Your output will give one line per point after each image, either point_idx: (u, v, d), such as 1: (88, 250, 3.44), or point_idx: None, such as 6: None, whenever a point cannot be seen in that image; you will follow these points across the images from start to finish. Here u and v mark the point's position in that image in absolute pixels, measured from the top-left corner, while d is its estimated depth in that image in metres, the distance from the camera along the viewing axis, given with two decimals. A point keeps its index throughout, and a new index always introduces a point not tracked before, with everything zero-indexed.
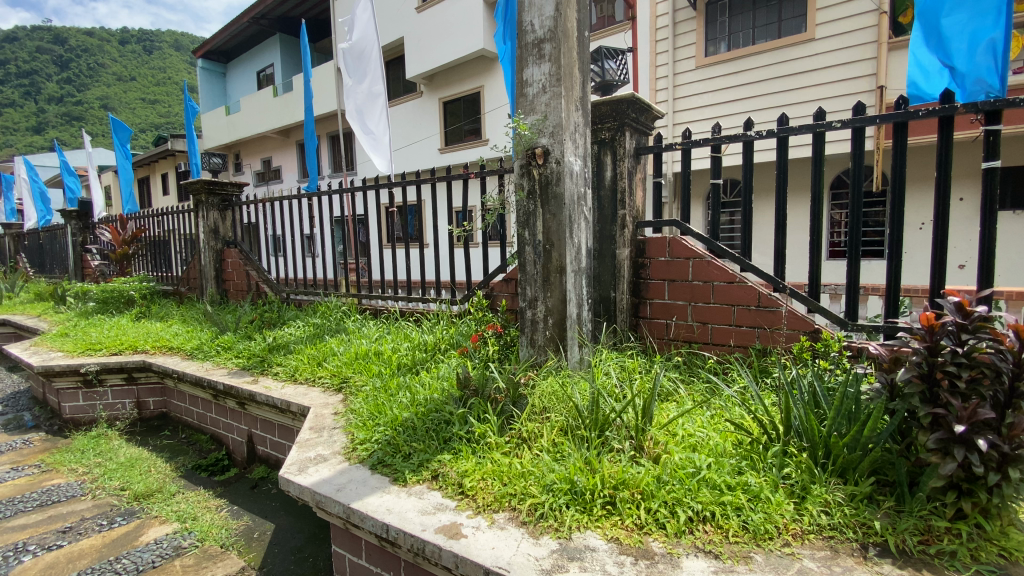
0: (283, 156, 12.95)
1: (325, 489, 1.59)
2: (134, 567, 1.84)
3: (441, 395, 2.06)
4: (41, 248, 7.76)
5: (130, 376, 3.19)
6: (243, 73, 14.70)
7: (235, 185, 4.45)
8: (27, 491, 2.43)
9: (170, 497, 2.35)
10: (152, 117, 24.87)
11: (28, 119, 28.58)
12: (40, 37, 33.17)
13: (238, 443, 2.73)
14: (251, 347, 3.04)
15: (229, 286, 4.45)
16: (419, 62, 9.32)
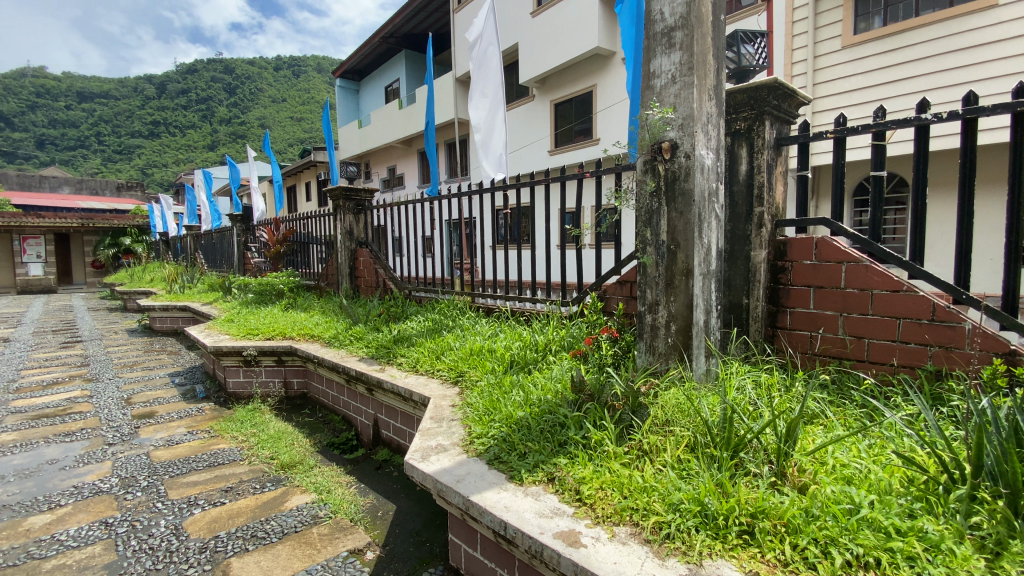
0: (405, 163, 13.97)
1: (445, 479, 1.61)
2: (280, 530, 2.05)
3: (556, 396, 2.03)
4: (214, 246, 9.16)
5: (279, 358, 3.63)
6: (373, 89, 16.13)
7: (366, 191, 4.85)
8: (199, 452, 2.83)
9: (309, 470, 2.60)
10: (298, 132, 28.39)
11: (206, 139, 34.22)
12: (214, 68, 39.41)
13: (366, 425, 2.98)
14: (378, 338, 3.29)
15: (360, 282, 4.87)
16: (533, 66, 9.47)
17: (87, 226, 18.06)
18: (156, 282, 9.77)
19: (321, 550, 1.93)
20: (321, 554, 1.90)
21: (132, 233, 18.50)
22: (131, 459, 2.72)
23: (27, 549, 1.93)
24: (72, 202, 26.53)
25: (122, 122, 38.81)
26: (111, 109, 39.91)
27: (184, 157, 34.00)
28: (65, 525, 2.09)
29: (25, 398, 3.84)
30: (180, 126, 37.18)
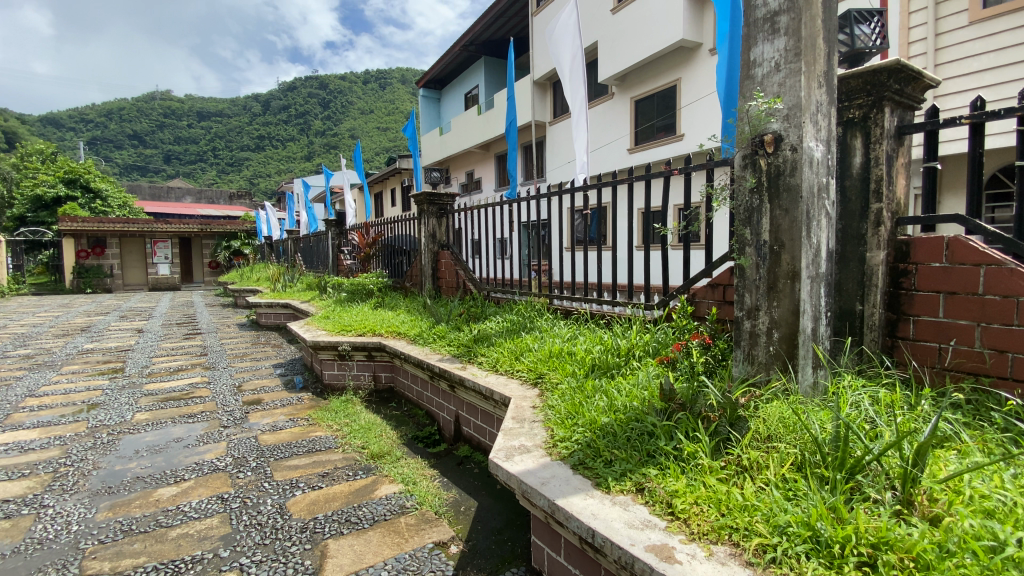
0: (483, 167, 14.29)
1: (530, 480, 1.60)
2: (371, 517, 2.16)
3: (643, 404, 1.95)
4: (311, 249, 9.93)
5: (369, 354, 3.84)
6: (453, 96, 16.68)
7: (449, 195, 5.01)
8: (299, 438, 3.05)
9: (396, 461, 2.72)
10: (384, 141, 30.06)
11: (304, 150, 37.24)
12: (310, 85, 42.76)
13: (448, 421, 3.07)
14: (460, 337, 3.38)
15: (442, 283, 5.04)
16: (612, 64, 9.31)
17: (206, 231, 20.32)
18: (262, 281, 10.76)
19: (408, 540, 2.00)
20: (409, 543, 1.97)
21: (242, 237, 20.54)
22: (243, 442, 2.99)
23: (158, 517, 2.17)
24: (194, 210, 30.02)
25: (234, 138, 43.28)
26: (225, 126, 44.65)
27: (286, 168, 37.28)
28: (189, 498, 2.34)
29: (157, 383, 4.37)
30: (282, 139, 40.81)
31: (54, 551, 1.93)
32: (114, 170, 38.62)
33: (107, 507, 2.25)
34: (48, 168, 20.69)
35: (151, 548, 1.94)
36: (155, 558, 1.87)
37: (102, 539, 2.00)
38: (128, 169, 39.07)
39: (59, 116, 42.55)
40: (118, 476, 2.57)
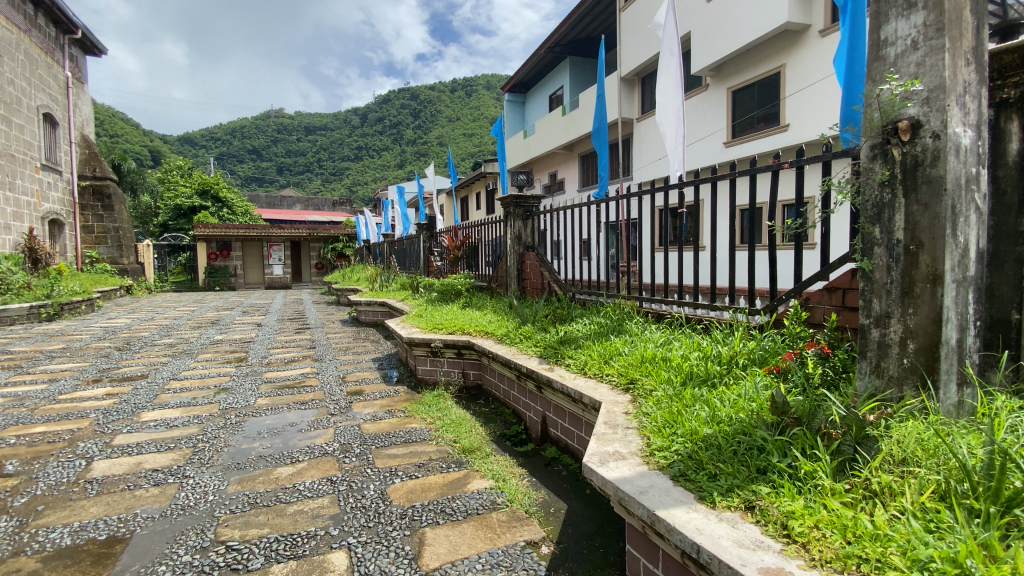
0: (568, 168, 14.24)
1: (628, 488, 1.56)
2: (464, 510, 2.23)
3: (751, 417, 1.83)
4: (404, 251, 10.51)
5: (459, 351, 3.98)
6: (538, 99, 16.81)
7: (535, 197, 5.05)
8: (397, 429, 3.23)
9: (486, 457, 2.79)
10: (469, 147, 31.06)
11: (397, 158, 39.57)
12: (403, 96, 45.26)
13: (534, 421, 3.09)
14: (547, 338, 3.38)
15: (527, 284, 5.08)
16: (707, 55, 8.87)
17: (313, 236, 22.28)
18: (361, 281, 11.58)
19: (500, 535, 2.04)
20: (501, 539, 2.01)
21: (343, 241, 22.25)
22: (347, 429, 3.23)
23: (277, 493, 2.41)
24: (302, 217, 33.06)
25: (336, 149, 47.04)
26: (328, 138, 48.62)
27: (381, 176, 39.85)
28: (303, 478, 2.57)
29: (274, 372, 4.86)
30: (377, 149, 43.66)
31: (195, 516, 2.21)
32: (238, 181, 43.57)
33: (236, 481, 2.54)
34: (187, 181, 23.82)
35: (272, 521, 2.15)
36: (276, 531, 2.08)
37: (233, 510, 2.25)
38: (248, 181, 43.88)
39: (195, 136, 48.84)
40: (244, 454, 2.88)
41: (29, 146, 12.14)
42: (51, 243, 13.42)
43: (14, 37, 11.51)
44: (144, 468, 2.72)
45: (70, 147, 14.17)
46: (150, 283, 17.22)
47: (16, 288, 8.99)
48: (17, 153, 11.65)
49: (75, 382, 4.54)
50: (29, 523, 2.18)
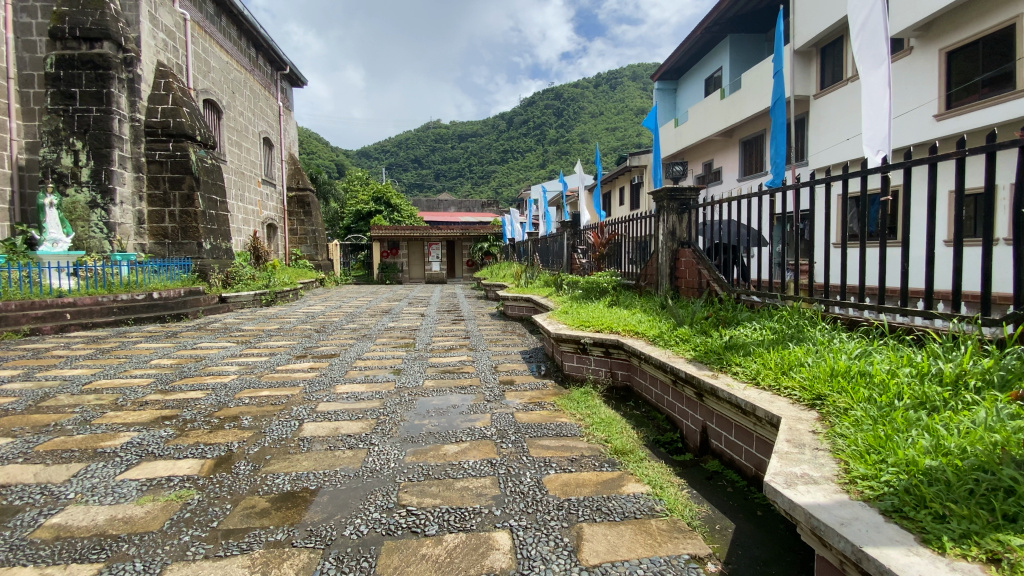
0: (725, 157, 13.14)
1: (825, 517, 1.37)
2: (621, 512, 2.18)
3: (991, 452, 1.49)
4: (547, 248, 10.72)
5: (607, 350, 3.92)
6: (693, 84, 15.78)
7: (693, 189, 4.75)
8: (548, 421, 3.30)
9: (641, 461, 2.69)
10: (612, 141, 30.49)
11: (541, 158, 40.69)
12: (547, 96, 46.16)
13: (692, 429, 2.92)
14: (708, 342, 3.14)
15: (681, 283, 4.79)
16: (910, 13, 7.44)
17: (465, 235, 24.00)
18: (507, 277, 12.15)
19: (661, 544, 1.96)
20: (662, 548, 1.93)
21: (490, 239, 23.56)
22: (502, 416, 3.40)
23: (446, 468, 2.64)
24: (455, 218, 35.87)
25: (484, 154, 50.03)
26: (478, 143, 51.87)
27: (525, 177, 41.37)
28: (466, 457, 2.77)
29: (437, 357, 5.34)
30: (522, 150, 45.33)
31: (380, 480, 2.52)
32: (403, 188, 48.92)
33: (411, 453, 2.85)
34: (364, 189, 27.48)
35: (442, 492, 2.37)
36: (446, 503, 2.28)
37: (410, 478, 2.53)
38: (411, 187, 48.99)
39: (370, 149, 56.04)
40: (416, 429, 3.21)
41: (254, 165, 15.13)
42: (269, 243, 16.58)
43: (244, 77, 14.40)
44: (341, 432, 3.20)
45: (280, 165, 17.31)
46: (337, 277, 20.26)
47: (247, 279, 11.30)
48: (246, 171, 14.59)
49: (288, 357, 5.55)
50: (263, 468, 2.72)
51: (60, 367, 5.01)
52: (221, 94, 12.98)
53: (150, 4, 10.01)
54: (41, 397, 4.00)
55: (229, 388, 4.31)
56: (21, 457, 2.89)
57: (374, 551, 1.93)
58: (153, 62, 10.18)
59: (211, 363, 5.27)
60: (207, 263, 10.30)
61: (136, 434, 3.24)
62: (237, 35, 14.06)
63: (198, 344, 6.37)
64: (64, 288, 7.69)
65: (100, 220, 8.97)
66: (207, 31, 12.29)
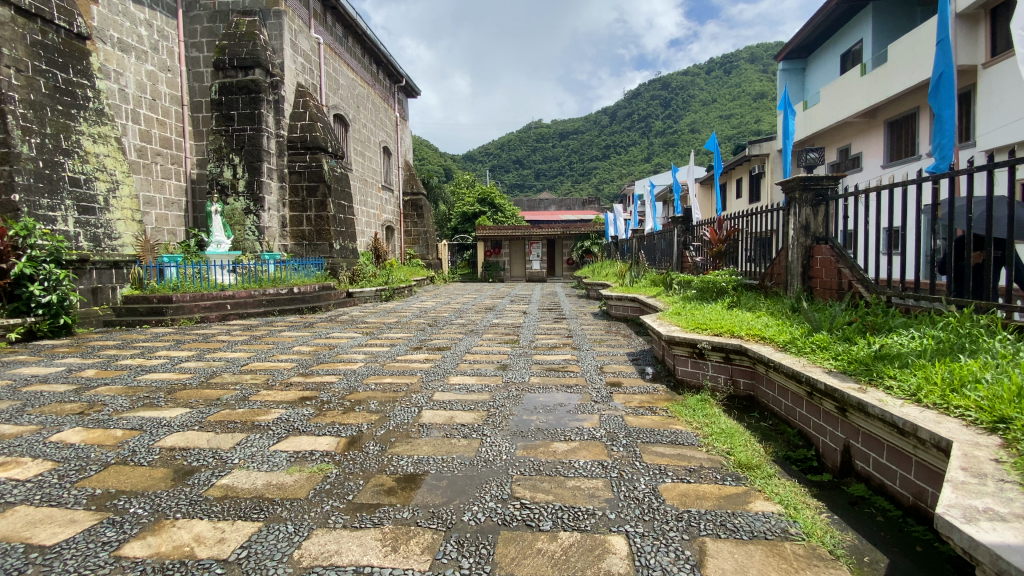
0: (866, 141, 11.63)
1: (1020, 562, 1.16)
2: (748, 531, 2.02)
3: None
4: (655, 246, 10.32)
5: (728, 356, 3.67)
6: (826, 62, 14.16)
7: (832, 178, 4.25)
8: (661, 427, 3.17)
9: (769, 478, 2.47)
10: (726, 129, 28.48)
11: (647, 152, 39.40)
12: (654, 88, 44.34)
13: (832, 448, 2.63)
14: (852, 351, 2.78)
15: (816, 284, 4.32)
16: None
17: (568, 233, 23.98)
18: (611, 275, 11.90)
19: (799, 571, 1.78)
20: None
21: (593, 237, 23.26)
22: (612, 418, 3.33)
23: (557, 465, 2.65)
24: (558, 216, 36.06)
25: (586, 150, 49.56)
26: (580, 140, 51.51)
27: (629, 172, 40.29)
28: (576, 456, 2.76)
29: (542, 355, 5.40)
30: (626, 144, 44.20)
31: (494, 471, 2.60)
32: (505, 188, 50.24)
33: (522, 447, 2.90)
34: (470, 191, 28.69)
35: (555, 489, 2.38)
36: (559, 500, 2.28)
37: (522, 472, 2.57)
38: (513, 188, 50.16)
39: (475, 153, 58.32)
40: (526, 424, 3.27)
41: (375, 172, 16.49)
42: (388, 244, 17.99)
43: (367, 91, 15.76)
44: (456, 421, 3.36)
45: (397, 171, 18.69)
46: (445, 275, 21.39)
47: (369, 276, 12.38)
48: (368, 178, 15.95)
49: (406, 348, 5.98)
50: (388, 449, 2.95)
51: (224, 350, 5.90)
52: (348, 108, 14.33)
53: (291, 32, 11.33)
54: (210, 375, 4.74)
55: (357, 374, 4.76)
56: (198, 424, 3.45)
57: (492, 539, 1.99)
58: (294, 83, 11.53)
59: (342, 351, 5.87)
60: (336, 262, 11.44)
61: (284, 411, 3.70)
62: (361, 53, 15.38)
63: (330, 333, 7.13)
64: (226, 282, 8.99)
65: (253, 225, 10.39)
66: (337, 52, 13.61)
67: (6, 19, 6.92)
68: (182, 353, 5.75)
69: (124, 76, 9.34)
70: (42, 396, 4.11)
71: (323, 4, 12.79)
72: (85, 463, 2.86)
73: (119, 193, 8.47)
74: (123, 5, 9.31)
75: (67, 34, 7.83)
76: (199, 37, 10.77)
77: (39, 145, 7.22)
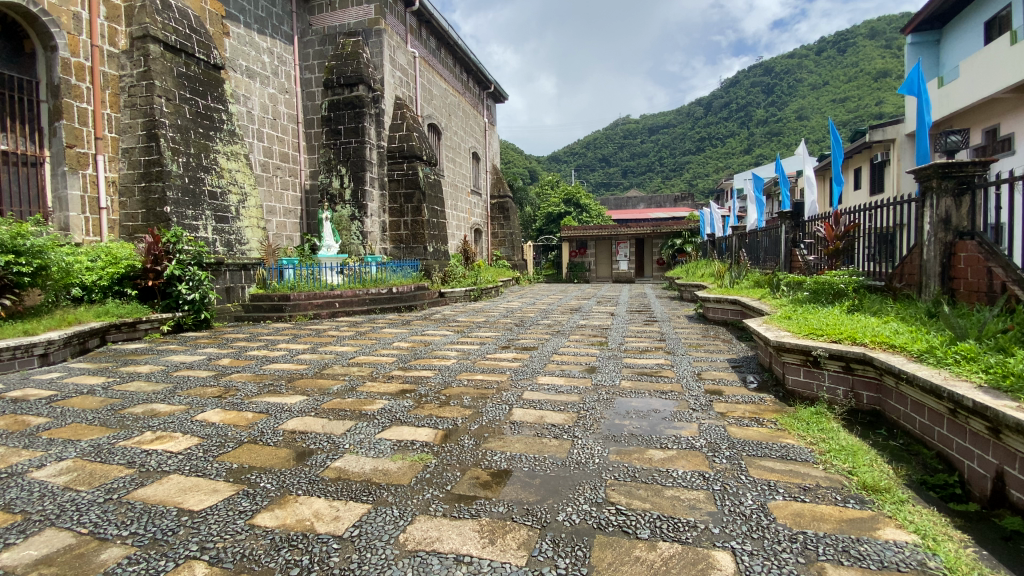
0: (1020, 120, 9.97)
1: None
2: (876, 560, 1.81)
3: None
4: (758, 244, 9.60)
5: (848, 365, 3.33)
6: (967, 32, 12.31)
7: (980, 164, 3.65)
8: (770, 440, 2.94)
9: (901, 504, 2.20)
10: (841, 114, 25.81)
11: (746, 144, 36.90)
12: (756, 75, 41.26)
13: (981, 474, 2.28)
14: (1008, 364, 2.39)
15: (959, 286, 3.78)
16: None
17: (658, 232, 23.13)
18: (707, 276, 11.28)
19: None
20: None
21: (686, 235, 22.20)
22: (713, 428, 3.16)
23: (654, 473, 2.56)
24: (647, 215, 34.92)
25: (678, 145, 47.45)
26: (671, 135, 49.43)
27: (726, 166, 37.97)
28: (674, 465, 2.65)
29: (633, 358, 5.26)
30: (722, 137, 41.71)
31: (587, 473, 2.58)
32: (591, 187, 49.65)
33: (616, 452, 2.84)
34: (555, 191, 28.72)
35: (652, 498, 2.30)
36: (658, 509, 2.21)
37: (616, 477, 2.52)
38: (599, 186, 49.42)
39: (561, 153, 58.26)
40: (618, 429, 3.20)
41: (465, 176, 17.07)
42: (476, 245, 18.55)
43: (458, 99, 16.36)
44: (548, 421, 3.38)
45: (485, 175, 19.21)
46: (531, 276, 21.59)
47: (459, 277, 12.86)
48: (459, 183, 16.56)
49: (495, 346, 6.13)
50: (483, 444, 3.04)
51: (333, 344, 6.45)
52: (441, 117, 14.98)
53: (390, 49, 12.08)
54: (322, 366, 5.21)
55: (451, 369, 4.96)
56: (314, 410, 3.81)
57: (588, 542, 1.98)
58: (393, 96, 12.29)
59: (436, 347, 6.16)
60: (430, 263, 12.01)
61: (387, 402, 3.96)
62: (453, 63, 16.00)
63: (425, 331, 7.51)
64: (335, 282, 9.83)
65: (357, 230, 11.25)
66: (430, 64, 14.28)
67: (158, 55, 8.10)
68: (298, 346, 6.38)
69: (250, 99, 10.55)
70: (190, 380, 4.79)
71: (418, 20, 13.48)
72: (222, 440, 3.28)
73: (247, 204, 9.59)
74: (250, 37, 10.54)
75: (204, 65, 9.00)
76: (311, 61, 11.89)
77: (185, 164, 8.39)
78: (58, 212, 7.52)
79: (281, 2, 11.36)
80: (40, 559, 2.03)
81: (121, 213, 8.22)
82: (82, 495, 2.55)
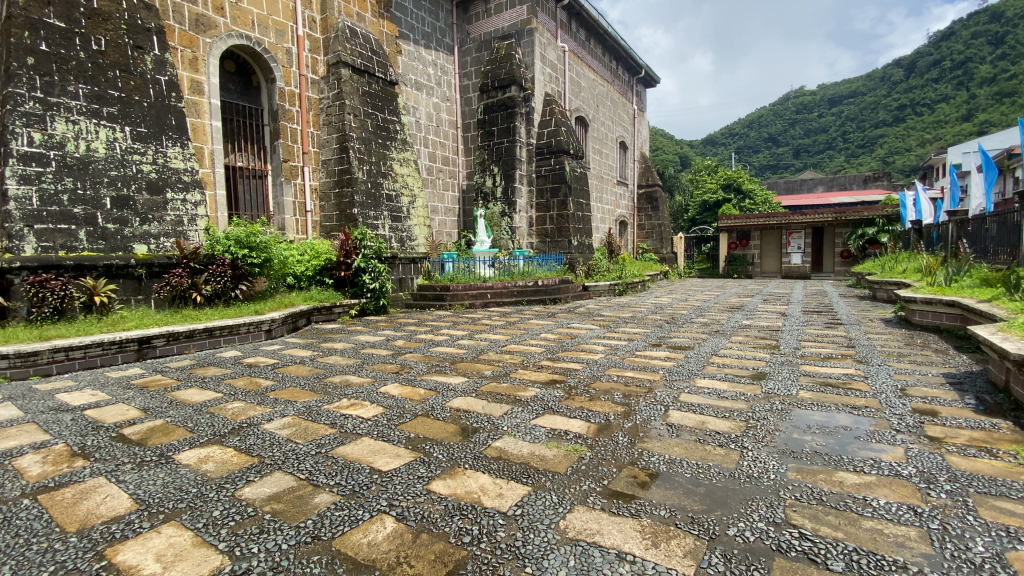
0: None
1: None
2: None
3: None
4: (986, 232, 7.71)
5: None
6: None
7: None
8: (1011, 478, 2.35)
9: None
10: None
11: (964, 109, 29.92)
12: (980, 22, 33.29)
13: None
14: None
15: None
16: None
17: (840, 220, 20.00)
18: (908, 271, 9.43)
19: None
20: None
21: (878, 223, 18.80)
22: (925, 456, 2.64)
23: (846, 499, 2.24)
24: (824, 200, 30.39)
25: (867, 117, 40.33)
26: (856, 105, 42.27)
27: (933, 137, 31.23)
28: (873, 493, 2.28)
29: (813, 366, 4.63)
30: (928, 102, 34.36)
31: (761, 489, 2.37)
32: (752, 172, 44.84)
33: (795, 469, 2.55)
34: (711, 177, 26.58)
35: (846, 527, 2.02)
36: (853, 540, 1.93)
37: (799, 497, 2.27)
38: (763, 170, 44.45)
39: (717, 136, 53.69)
40: (798, 444, 2.86)
41: (611, 168, 16.78)
42: (621, 238, 18.14)
43: (606, 89, 16.11)
44: (709, 427, 3.17)
45: (632, 164, 18.65)
46: (681, 269, 20.37)
47: (604, 270, 12.71)
48: (605, 174, 16.34)
49: (645, 343, 5.94)
50: (638, 443, 2.98)
51: (488, 332, 6.92)
52: (589, 109, 14.90)
53: (541, 46, 12.38)
54: (479, 352, 5.61)
55: (600, 364, 4.95)
56: (474, 392, 4.12)
57: (765, 563, 1.82)
58: (543, 93, 12.59)
59: (583, 340, 6.20)
60: (574, 256, 12.08)
61: (539, 390, 4.11)
62: (602, 52, 15.78)
63: (572, 323, 7.60)
64: (487, 274, 10.49)
65: (507, 225, 11.85)
66: (579, 56, 14.28)
67: (347, 78, 9.47)
68: (458, 332, 6.96)
69: (418, 108, 11.73)
70: (373, 357, 5.56)
71: (568, 13, 13.55)
72: (401, 412, 3.74)
73: (416, 204, 10.71)
74: (418, 52, 11.72)
75: (382, 82, 10.25)
76: (469, 68, 12.75)
77: (369, 171, 9.67)
78: (277, 215, 9.30)
79: (444, 16, 12.38)
80: (272, 495, 2.56)
81: (320, 215, 9.83)
82: (299, 447, 3.14)
